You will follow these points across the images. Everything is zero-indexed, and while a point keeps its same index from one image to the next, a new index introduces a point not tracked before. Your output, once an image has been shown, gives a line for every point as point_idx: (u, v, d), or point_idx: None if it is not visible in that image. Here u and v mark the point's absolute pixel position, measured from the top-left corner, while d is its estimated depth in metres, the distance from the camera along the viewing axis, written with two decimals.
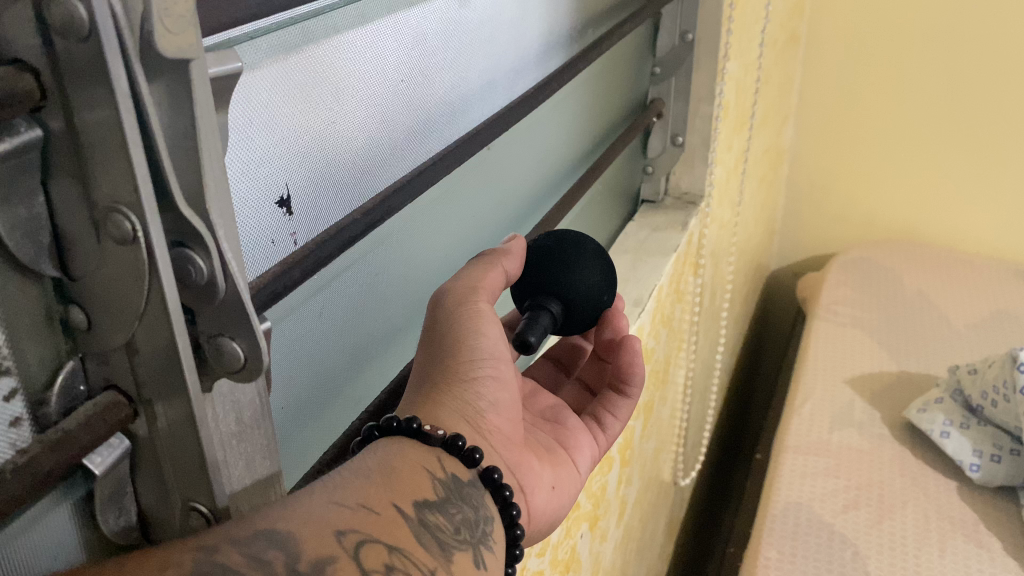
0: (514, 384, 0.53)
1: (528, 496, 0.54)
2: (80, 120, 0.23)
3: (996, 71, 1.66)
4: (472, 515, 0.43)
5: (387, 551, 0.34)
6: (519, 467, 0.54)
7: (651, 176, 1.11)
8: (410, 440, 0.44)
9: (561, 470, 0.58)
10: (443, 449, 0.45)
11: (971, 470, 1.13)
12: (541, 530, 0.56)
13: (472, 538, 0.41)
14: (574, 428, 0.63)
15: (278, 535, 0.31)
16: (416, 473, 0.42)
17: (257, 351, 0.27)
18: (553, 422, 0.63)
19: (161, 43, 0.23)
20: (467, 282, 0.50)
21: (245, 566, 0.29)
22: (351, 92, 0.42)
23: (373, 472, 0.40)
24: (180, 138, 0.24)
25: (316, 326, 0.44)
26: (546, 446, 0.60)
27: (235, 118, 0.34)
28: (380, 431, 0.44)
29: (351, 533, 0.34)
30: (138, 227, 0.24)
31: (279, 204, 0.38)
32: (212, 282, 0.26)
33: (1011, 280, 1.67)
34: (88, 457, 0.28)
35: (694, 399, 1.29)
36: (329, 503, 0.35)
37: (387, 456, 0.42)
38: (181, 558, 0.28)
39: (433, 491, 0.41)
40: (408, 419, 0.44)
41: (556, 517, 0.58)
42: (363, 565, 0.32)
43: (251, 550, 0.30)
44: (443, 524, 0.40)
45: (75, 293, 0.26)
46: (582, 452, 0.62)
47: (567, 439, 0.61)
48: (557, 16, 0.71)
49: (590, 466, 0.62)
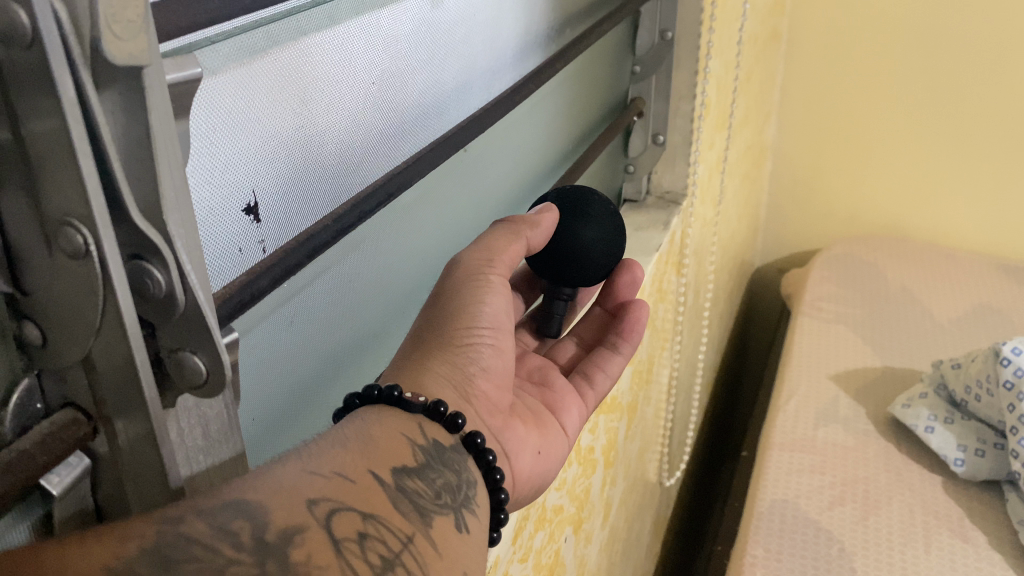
0: (510, 353, 0.53)
1: (511, 459, 0.53)
2: (26, 130, 0.22)
3: (976, 65, 1.67)
4: (453, 479, 0.42)
5: (361, 519, 0.33)
6: (502, 431, 0.53)
7: (633, 176, 1.10)
8: (391, 407, 0.43)
9: (549, 433, 0.58)
10: (425, 416, 0.44)
11: (956, 465, 1.13)
12: (526, 495, 0.55)
13: (454, 502, 0.40)
14: (562, 390, 0.62)
15: (246, 507, 0.30)
16: (396, 440, 0.41)
17: (218, 365, 0.26)
18: (540, 385, 0.62)
19: (109, 50, 0.22)
20: (485, 250, 0.50)
21: (211, 538, 0.28)
22: (321, 96, 0.41)
23: (349, 441, 0.38)
24: (135, 147, 0.23)
25: (287, 334, 0.43)
26: (532, 409, 0.59)
27: (197, 126, 0.33)
28: (361, 400, 0.43)
29: (323, 501, 0.33)
30: (90, 240, 0.23)
31: (246, 211, 0.37)
32: (171, 295, 0.25)
33: (993, 275, 1.68)
34: (46, 478, 0.27)
35: (678, 399, 1.28)
36: (303, 472, 0.34)
37: (365, 424, 0.41)
38: (143, 531, 0.27)
39: (413, 458, 0.40)
40: (388, 387, 0.43)
41: (542, 482, 0.57)
42: (335, 533, 0.31)
43: (217, 520, 0.29)
44: (422, 489, 0.39)
45: (29, 310, 0.25)
46: (569, 412, 0.61)
47: (554, 401, 0.61)
48: (533, 17, 0.70)
49: (580, 427, 0.62)
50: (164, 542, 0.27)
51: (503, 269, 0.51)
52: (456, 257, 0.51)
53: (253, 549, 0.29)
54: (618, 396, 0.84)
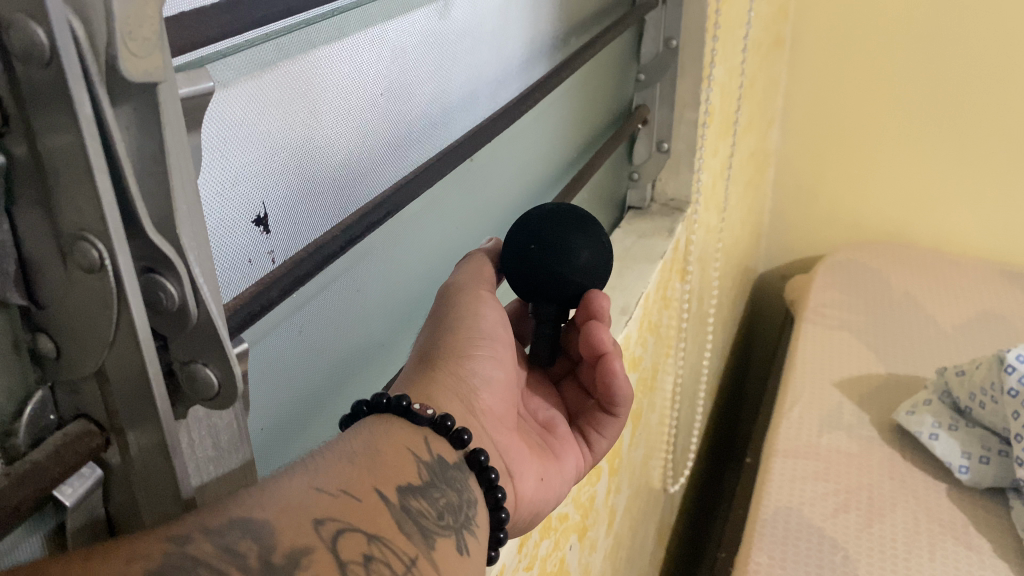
0: (510, 368, 0.53)
1: (515, 481, 0.53)
2: (43, 147, 0.22)
3: (980, 71, 1.67)
4: (455, 499, 0.42)
5: (366, 540, 0.33)
6: (507, 451, 0.53)
7: (637, 183, 1.11)
8: (399, 418, 0.44)
9: (549, 464, 0.58)
10: (431, 430, 0.44)
11: (960, 473, 1.13)
12: (526, 520, 0.55)
13: (456, 522, 0.40)
14: (564, 438, 0.62)
15: (252, 525, 0.30)
16: (400, 456, 0.41)
17: (231, 377, 0.27)
18: (544, 426, 0.62)
19: (126, 67, 0.22)
20: (474, 271, 0.53)
21: (217, 558, 0.28)
22: (330, 107, 0.42)
23: (356, 455, 0.39)
24: (149, 162, 0.24)
25: (297, 343, 0.44)
26: (534, 441, 0.59)
27: (209, 139, 0.34)
28: (369, 408, 0.44)
29: (329, 521, 0.32)
30: (105, 254, 0.23)
31: (256, 223, 0.38)
32: (184, 307, 0.25)
33: (997, 281, 1.68)
34: (59, 489, 0.27)
35: (682, 406, 1.28)
36: (309, 489, 0.34)
37: (372, 437, 0.41)
38: (151, 549, 0.27)
39: (418, 475, 0.40)
40: (398, 397, 0.44)
41: (540, 511, 0.57)
42: (340, 555, 0.31)
43: (223, 540, 0.29)
44: (426, 509, 0.38)
45: (43, 321, 0.26)
46: (568, 458, 0.61)
47: (555, 444, 0.60)
48: (539, 26, 0.70)
49: (574, 477, 0.61)
50: (171, 562, 0.27)
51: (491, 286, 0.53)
52: (449, 277, 0.53)
53: (260, 569, 0.29)
54: None
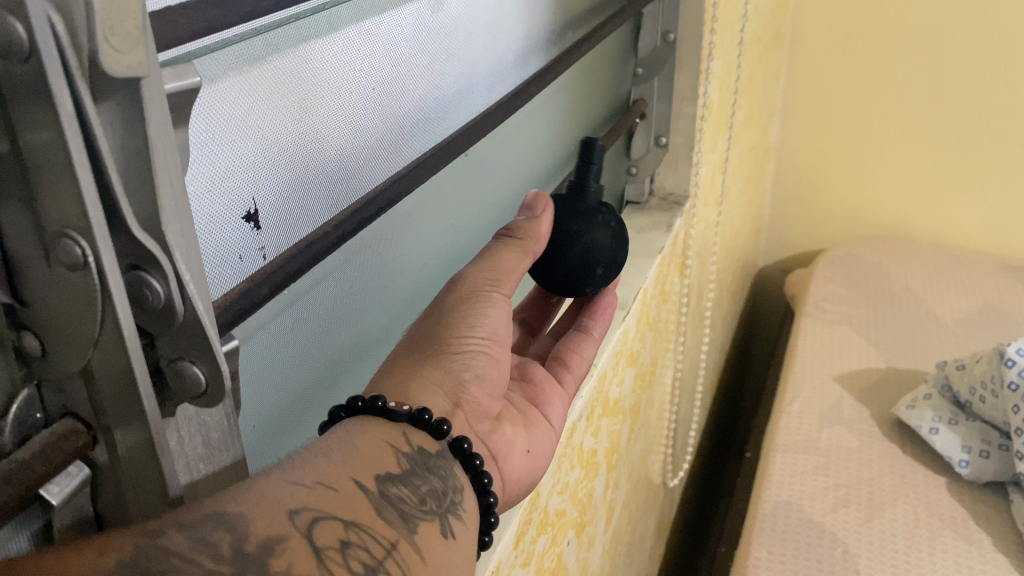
0: (504, 365, 0.53)
1: (500, 463, 0.53)
2: (25, 142, 0.22)
3: (982, 63, 1.66)
4: (439, 485, 0.42)
5: (343, 527, 0.33)
6: (489, 436, 0.52)
7: (636, 178, 1.09)
8: (376, 418, 0.43)
9: (535, 434, 0.57)
10: (410, 424, 0.44)
11: (960, 467, 1.13)
12: (516, 497, 0.55)
13: (439, 507, 0.40)
14: (542, 382, 0.62)
15: (228, 518, 0.30)
16: (379, 450, 0.40)
17: (219, 375, 0.26)
18: (522, 379, 0.62)
19: (107, 63, 0.21)
20: (489, 269, 0.51)
21: (190, 551, 0.28)
22: (321, 101, 0.41)
23: (333, 450, 0.38)
24: (132, 157, 0.23)
25: (289, 339, 0.43)
26: (518, 408, 0.58)
27: (196, 136, 0.33)
28: (345, 413, 0.44)
29: (304, 510, 0.32)
30: (88, 252, 0.23)
31: (246, 219, 0.37)
32: (170, 305, 0.25)
33: (998, 275, 1.68)
34: (46, 488, 0.27)
35: (682, 400, 1.28)
36: (286, 482, 0.34)
37: (348, 435, 0.41)
38: (122, 543, 0.27)
39: (397, 465, 0.40)
40: (372, 398, 0.43)
41: (533, 483, 0.57)
42: (316, 541, 0.31)
43: (198, 533, 0.28)
44: (406, 496, 0.38)
45: (28, 320, 0.25)
46: (553, 404, 0.61)
47: (535, 394, 0.60)
48: (535, 19, 0.70)
49: (565, 417, 0.61)
50: (144, 555, 0.27)
51: (508, 284, 0.51)
52: (461, 272, 0.52)
53: (232, 559, 0.28)
54: (619, 399, 0.84)
